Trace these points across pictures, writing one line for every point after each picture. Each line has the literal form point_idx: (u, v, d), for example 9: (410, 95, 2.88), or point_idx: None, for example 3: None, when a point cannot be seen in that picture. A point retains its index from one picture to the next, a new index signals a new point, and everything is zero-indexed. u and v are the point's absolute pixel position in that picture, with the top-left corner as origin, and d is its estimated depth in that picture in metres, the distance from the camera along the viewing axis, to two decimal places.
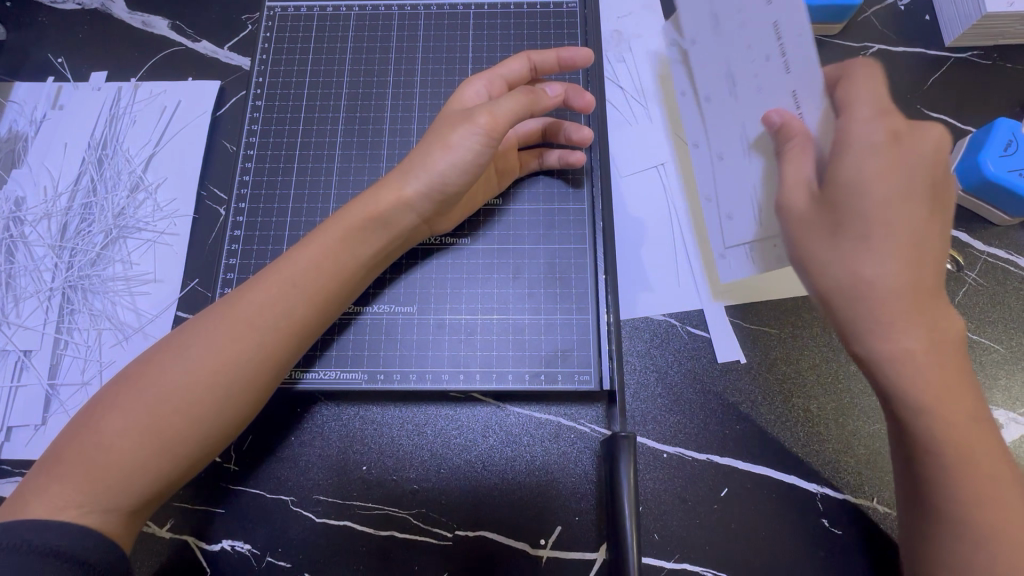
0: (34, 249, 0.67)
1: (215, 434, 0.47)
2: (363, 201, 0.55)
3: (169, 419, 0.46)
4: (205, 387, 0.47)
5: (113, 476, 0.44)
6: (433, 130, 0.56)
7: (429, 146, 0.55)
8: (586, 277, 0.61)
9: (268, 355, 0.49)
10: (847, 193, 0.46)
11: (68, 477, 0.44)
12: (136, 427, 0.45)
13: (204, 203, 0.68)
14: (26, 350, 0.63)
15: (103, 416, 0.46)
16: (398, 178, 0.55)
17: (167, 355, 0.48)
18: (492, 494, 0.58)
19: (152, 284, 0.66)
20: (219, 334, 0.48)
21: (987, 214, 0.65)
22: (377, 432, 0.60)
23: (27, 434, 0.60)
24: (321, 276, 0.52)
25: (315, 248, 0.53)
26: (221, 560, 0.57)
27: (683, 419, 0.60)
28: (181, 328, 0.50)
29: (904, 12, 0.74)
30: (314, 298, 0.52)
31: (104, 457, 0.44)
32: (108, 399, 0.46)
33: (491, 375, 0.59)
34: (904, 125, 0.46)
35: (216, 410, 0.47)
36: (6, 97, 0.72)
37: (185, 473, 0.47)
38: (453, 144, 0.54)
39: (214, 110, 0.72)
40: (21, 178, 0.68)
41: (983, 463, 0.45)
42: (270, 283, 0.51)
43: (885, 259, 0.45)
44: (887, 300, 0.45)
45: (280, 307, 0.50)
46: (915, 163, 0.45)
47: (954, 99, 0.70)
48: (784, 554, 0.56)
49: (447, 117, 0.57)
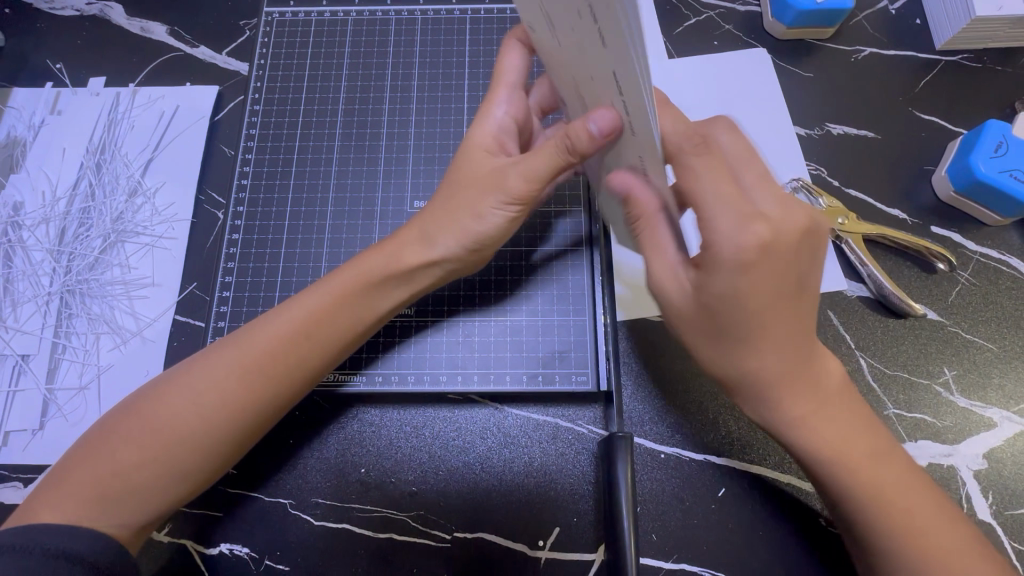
0: (32, 253, 0.67)
1: (221, 459, 0.49)
2: (376, 258, 0.54)
3: (177, 448, 0.47)
4: (215, 425, 0.48)
5: (125, 499, 0.45)
6: (467, 177, 0.54)
7: (461, 201, 0.53)
8: (582, 279, 0.62)
9: (276, 396, 0.50)
10: (722, 304, 0.43)
11: (77, 496, 0.45)
12: (146, 450, 0.46)
13: (202, 207, 0.69)
14: (24, 354, 0.63)
15: (111, 443, 0.47)
16: (418, 244, 0.54)
17: (178, 384, 0.49)
18: (491, 496, 0.58)
19: (151, 288, 0.66)
20: (228, 373, 0.49)
21: (979, 215, 0.66)
22: (376, 436, 0.60)
23: (25, 438, 0.61)
24: (330, 326, 0.52)
25: (321, 298, 0.53)
26: (219, 563, 0.57)
27: (681, 420, 0.60)
28: (194, 356, 0.51)
29: (895, 15, 0.75)
30: (324, 348, 0.52)
31: (111, 480, 0.46)
32: (119, 422, 0.48)
33: (489, 376, 0.59)
34: (771, 234, 0.40)
35: (225, 440, 0.48)
36: (5, 103, 0.72)
37: (194, 493, 0.49)
38: (484, 212, 0.52)
39: (212, 115, 0.72)
40: (20, 184, 0.69)
41: (896, 499, 0.47)
42: (279, 329, 0.51)
43: (760, 356, 0.45)
44: (780, 399, 0.46)
45: (290, 356, 0.50)
46: (779, 263, 0.41)
47: (945, 101, 0.71)
48: (782, 554, 0.56)
49: (478, 171, 0.54)
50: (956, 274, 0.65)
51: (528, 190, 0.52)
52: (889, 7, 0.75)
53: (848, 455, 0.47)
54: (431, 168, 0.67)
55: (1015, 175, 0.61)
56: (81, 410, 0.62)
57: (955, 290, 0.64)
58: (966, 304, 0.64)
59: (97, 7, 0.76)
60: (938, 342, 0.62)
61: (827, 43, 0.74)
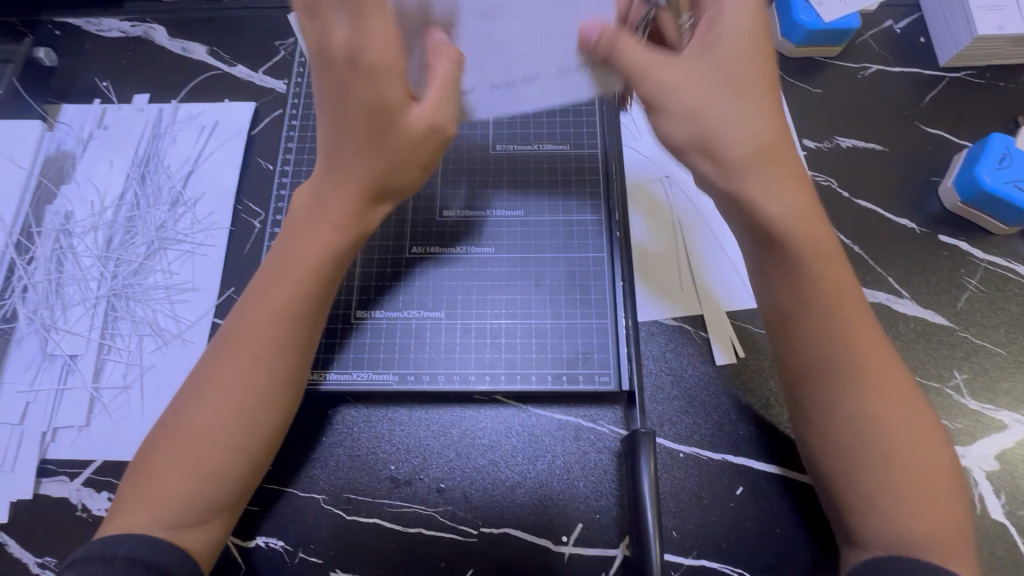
0: (80, 259, 0.70)
1: (257, 457, 0.51)
2: (297, 245, 0.53)
3: (207, 451, 0.49)
4: (233, 422, 0.50)
5: (176, 502, 0.48)
6: (383, 138, 0.48)
7: (403, 152, 0.49)
8: (604, 285, 0.65)
9: (278, 385, 0.52)
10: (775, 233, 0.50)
11: (136, 508, 0.48)
12: (186, 463, 0.49)
13: (240, 216, 0.73)
14: (72, 355, 0.66)
15: (153, 461, 0.50)
16: (320, 229, 0.52)
17: (192, 402, 0.51)
18: (516, 492, 0.61)
19: (191, 292, 0.69)
20: (229, 378, 0.51)
21: (987, 224, 0.68)
22: (405, 433, 0.63)
23: (72, 435, 0.64)
24: (306, 303, 0.53)
25: (280, 284, 0.52)
26: (256, 556, 0.59)
27: (699, 420, 0.62)
28: (191, 377, 0.53)
29: (900, 34, 0.78)
30: (306, 324, 0.53)
31: (163, 493, 0.48)
32: (152, 449, 0.50)
33: (515, 376, 0.62)
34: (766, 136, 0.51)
35: (251, 439, 0.51)
36: (55, 118, 0.77)
37: (241, 492, 0.51)
38: (422, 161, 0.51)
39: (249, 129, 0.76)
40: (70, 194, 0.73)
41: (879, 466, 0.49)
42: (259, 317, 0.52)
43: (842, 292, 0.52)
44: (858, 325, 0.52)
45: (279, 340, 0.52)
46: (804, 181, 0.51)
47: (951, 115, 0.74)
48: (799, 550, 0.58)
49: (405, 134, 0.48)
50: (963, 281, 0.67)
51: (442, 124, 0.49)
52: (895, 26, 0.78)
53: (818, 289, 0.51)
54: (457, 179, 0.71)
55: (1017, 185, 0.64)
56: (125, 408, 0.65)
57: (964, 297, 0.67)
58: (975, 310, 0.66)
59: (142, 29, 0.81)
60: (948, 346, 0.65)
61: (834, 61, 0.77)
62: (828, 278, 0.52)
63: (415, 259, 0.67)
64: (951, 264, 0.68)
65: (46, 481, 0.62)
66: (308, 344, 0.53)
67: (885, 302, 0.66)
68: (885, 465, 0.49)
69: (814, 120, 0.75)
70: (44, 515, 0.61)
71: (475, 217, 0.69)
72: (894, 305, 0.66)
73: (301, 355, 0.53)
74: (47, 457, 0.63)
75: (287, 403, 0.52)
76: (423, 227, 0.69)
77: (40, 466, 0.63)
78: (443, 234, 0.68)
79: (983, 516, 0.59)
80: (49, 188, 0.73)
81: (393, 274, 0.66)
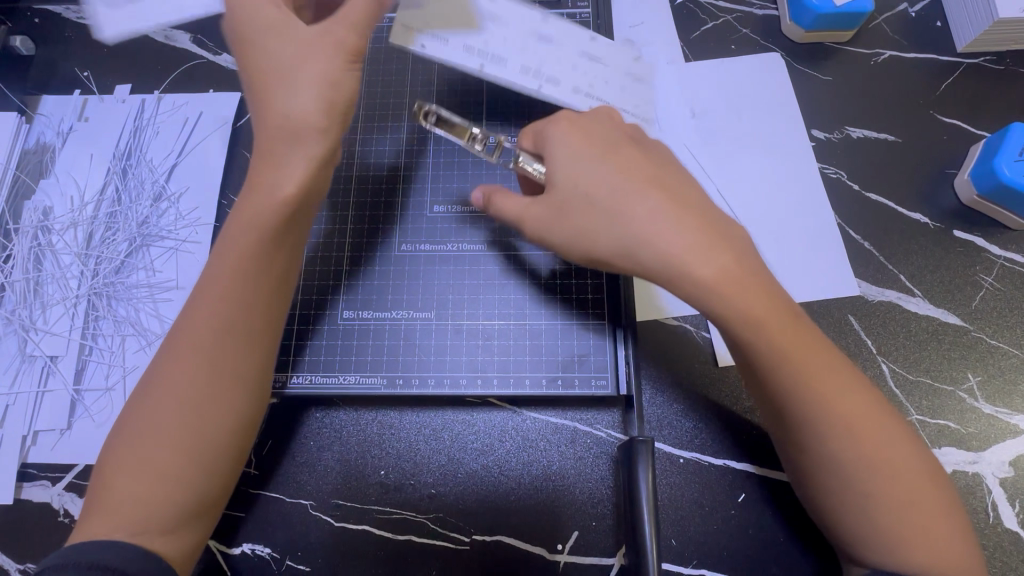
0: (61, 257, 0.68)
1: (223, 467, 0.50)
2: (281, 210, 0.51)
3: (165, 462, 0.47)
4: (193, 433, 0.48)
5: (139, 510, 0.46)
6: (286, 70, 0.52)
7: (316, 67, 0.53)
8: (603, 283, 0.63)
9: (235, 385, 0.50)
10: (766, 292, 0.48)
11: (98, 512, 0.46)
12: (147, 472, 0.47)
13: (225, 211, 0.70)
14: (53, 356, 0.64)
15: (112, 465, 0.48)
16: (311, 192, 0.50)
17: (145, 408, 0.48)
18: (509, 497, 0.58)
19: (175, 291, 0.67)
20: (184, 382, 0.49)
21: (1004, 219, 0.65)
22: (395, 437, 0.60)
23: (53, 439, 0.62)
24: (255, 298, 0.51)
25: (239, 270, 0.50)
26: (241, 564, 0.57)
27: (699, 424, 0.60)
28: (142, 381, 0.50)
29: (915, 18, 0.74)
30: (269, 329, 0.51)
31: (126, 504, 0.46)
32: (110, 456, 0.48)
33: (509, 379, 0.60)
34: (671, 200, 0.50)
35: (211, 445, 0.49)
36: (34, 110, 0.74)
37: (210, 502, 0.50)
38: (335, 76, 0.53)
39: (234, 121, 0.73)
40: (49, 189, 0.70)
41: (891, 519, 0.47)
42: (216, 320, 0.50)
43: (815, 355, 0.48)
44: (828, 382, 0.47)
45: (239, 346, 0.50)
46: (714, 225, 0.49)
47: (969, 104, 0.70)
48: (801, 560, 0.56)
49: (295, 50, 0.53)
50: (979, 280, 0.64)
51: (345, 39, 0.54)
52: (909, 10, 0.75)
53: (754, 310, 0.47)
54: (449, 173, 0.68)
55: None
56: (109, 411, 0.63)
57: (979, 295, 0.64)
58: (991, 309, 0.63)
59: None
60: (962, 347, 0.62)
61: (845, 47, 0.74)
62: (782, 324, 0.48)
63: (405, 258, 0.65)
64: (966, 261, 0.65)
65: (28, 485, 0.61)
66: (265, 349, 0.52)
67: (896, 301, 0.64)
68: (872, 495, 0.47)
69: (821, 109, 0.71)
70: (26, 522, 0.59)
71: (468, 212, 0.66)
72: (906, 304, 0.64)
73: (258, 357, 0.51)
74: (28, 463, 0.61)
75: (247, 408, 0.51)
76: (414, 224, 0.66)
77: (22, 470, 0.61)
78: (435, 230, 0.66)
79: (995, 524, 0.57)
80: (28, 184, 0.70)
81: (381, 273, 0.64)
